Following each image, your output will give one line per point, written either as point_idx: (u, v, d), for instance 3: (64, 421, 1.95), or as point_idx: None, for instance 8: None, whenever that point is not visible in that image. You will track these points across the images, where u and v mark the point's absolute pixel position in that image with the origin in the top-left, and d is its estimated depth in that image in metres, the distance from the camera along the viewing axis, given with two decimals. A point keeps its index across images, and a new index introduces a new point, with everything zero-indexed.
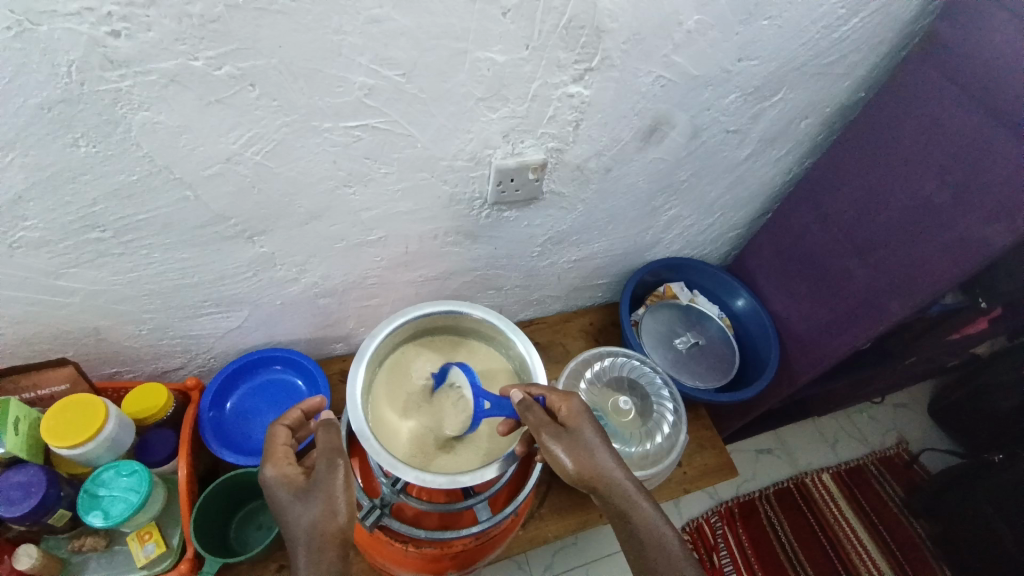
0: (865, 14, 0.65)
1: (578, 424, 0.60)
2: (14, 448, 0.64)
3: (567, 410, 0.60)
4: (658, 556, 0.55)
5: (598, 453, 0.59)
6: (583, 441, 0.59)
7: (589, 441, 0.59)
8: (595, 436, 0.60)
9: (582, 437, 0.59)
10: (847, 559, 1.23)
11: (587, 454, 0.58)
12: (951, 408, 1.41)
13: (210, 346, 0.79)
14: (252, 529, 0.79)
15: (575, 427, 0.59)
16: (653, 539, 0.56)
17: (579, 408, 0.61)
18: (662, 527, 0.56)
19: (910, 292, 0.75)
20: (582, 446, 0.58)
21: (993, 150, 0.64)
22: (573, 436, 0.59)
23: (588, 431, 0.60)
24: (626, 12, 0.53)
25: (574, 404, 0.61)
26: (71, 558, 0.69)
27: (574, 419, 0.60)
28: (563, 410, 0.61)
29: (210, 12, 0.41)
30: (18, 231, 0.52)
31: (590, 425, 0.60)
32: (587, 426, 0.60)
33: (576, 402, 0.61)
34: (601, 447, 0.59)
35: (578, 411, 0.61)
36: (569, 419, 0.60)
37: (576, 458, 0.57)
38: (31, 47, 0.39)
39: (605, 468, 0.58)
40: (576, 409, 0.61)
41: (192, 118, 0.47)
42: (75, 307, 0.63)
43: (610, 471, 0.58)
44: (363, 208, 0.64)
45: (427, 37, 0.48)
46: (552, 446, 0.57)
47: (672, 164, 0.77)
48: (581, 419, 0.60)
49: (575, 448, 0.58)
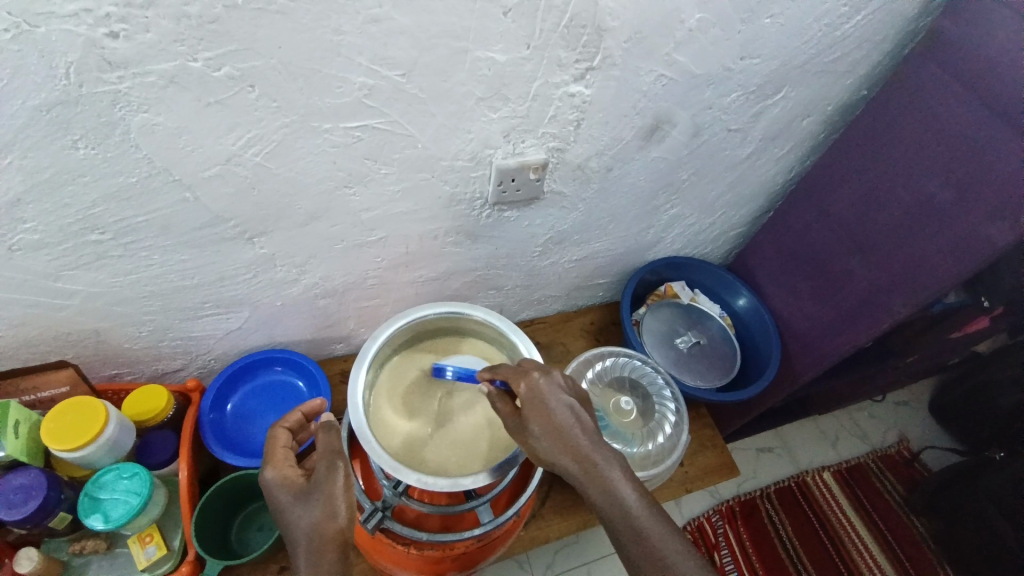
0: (867, 12, 0.65)
1: (537, 404, 0.56)
2: (13, 451, 0.64)
3: (522, 392, 0.57)
4: (630, 542, 0.51)
5: (559, 434, 0.55)
6: (547, 423, 0.55)
7: (551, 420, 0.55)
8: (560, 415, 0.56)
9: (544, 419, 0.55)
10: (848, 556, 1.23)
11: (550, 436, 0.55)
12: (952, 406, 1.40)
13: (210, 347, 0.79)
14: (254, 530, 0.79)
15: (529, 410, 0.56)
16: (627, 524, 0.52)
17: (538, 386, 0.57)
18: (637, 512, 0.52)
19: (913, 291, 0.75)
20: (544, 428, 0.55)
21: (996, 149, 0.63)
22: (533, 418, 0.56)
23: (548, 410, 0.56)
24: (627, 10, 0.53)
25: (531, 384, 0.57)
26: (72, 561, 0.69)
27: (528, 401, 0.56)
28: (521, 393, 0.57)
29: (208, 12, 0.41)
30: (17, 233, 0.51)
31: (550, 401, 0.56)
32: (547, 403, 0.56)
33: (533, 380, 0.58)
34: (565, 423, 0.55)
35: (537, 388, 0.57)
36: (525, 402, 0.56)
37: (541, 442, 0.55)
38: (29, 49, 0.39)
39: (574, 448, 0.55)
40: (536, 387, 0.57)
41: (192, 119, 0.47)
42: (74, 309, 0.63)
43: (574, 451, 0.54)
44: (363, 209, 0.63)
45: (426, 36, 0.48)
46: (517, 435, 0.57)
47: (673, 163, 0.76)
48: (541, 400, 0.56)
49: (535, 434, 0.55)
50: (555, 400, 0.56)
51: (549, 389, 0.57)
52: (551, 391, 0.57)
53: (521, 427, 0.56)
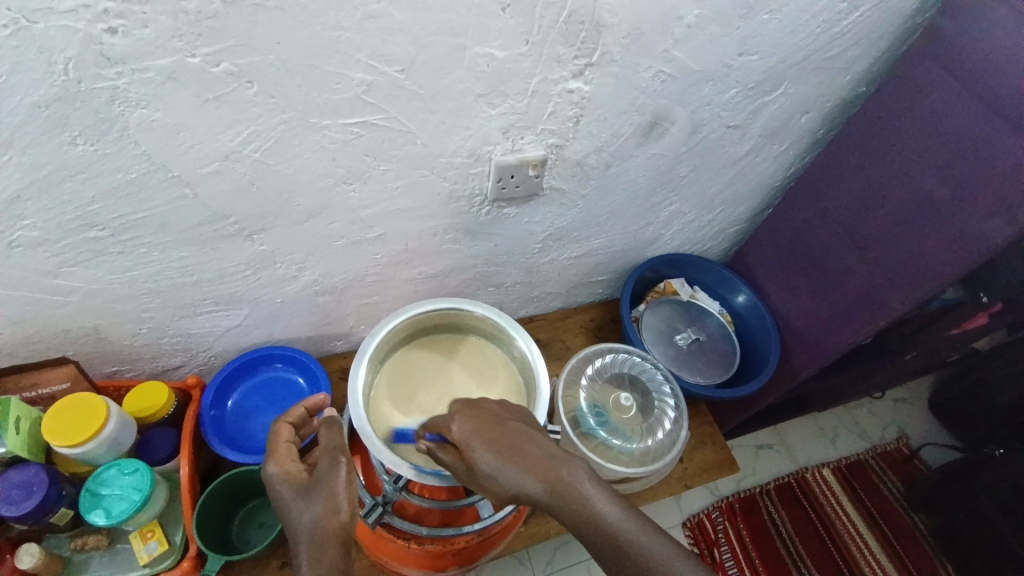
0: (865, 8, 0.65)
1: (480, 441, 0.52)
2: (14, 448, 0.64)
3: (458, 432, 0.53)
4: (616, 557, 0.51)
5: (517, 461, 0.52)
6: (498, 456, 0.51)
7: (504, 450, 0.52)
8: (512, 442, 0.53)
9: (494, 453, 0.52)
10: (846, 552, 1.24)
11: (510, 468, 0.51)
12: (952, 402, 1.40)
13: (210, 344, 0.79)
14: (254, 526, 0.79)
15: (474, 446, 0.52)
16: (613, 538, 0.51)
17: (475, 423, 0.54)
18: (620, 522, 0.51)
19: (911, 287, 0.75)
20: (499, 458, 0.51)
21: (993, 145, 0.63)
22: (483, 455, 0.51)
23: (497, 440, 0.52)
24: (625, 6, 0.53)
25: (466, 422, 0.54)
26: (72, 557, 0.69)
27: (469, 438, 0.52)
28: (458, 435, 0.53)
29: (205, 8, 0.41)
30: (16, 230, 0.52)
31: (495, 432, 0.53)
32: (491, 435, 0.53)
33: (467, 417, 0.54)
34: (520, 448, 0.52)
35: (476, 423, 0.54)
36: (467, 441, 0.52)
37: (502, 476, 0.51)
38: (26, 45, 0.39)
39: (539, 472, 0.52)
40: (473, 426, 0.53)
41: (190, 116, 0.47)
42: (74, 306, 0.63)
43: (536, 474, 0.51)
44: (362, 206, 0.63)
45: (424, 34, 0.48)
46: (471, 480, 0.52)
47: (672, 159, 0.76)
48: (484, 434, 0.53)
49: (489, 471, 0.51)
50: (499, 427, 0.54)
51: (488, 420, 0.54)
52: (492, 422, 0.54)
53: (473, 468, 0.52)
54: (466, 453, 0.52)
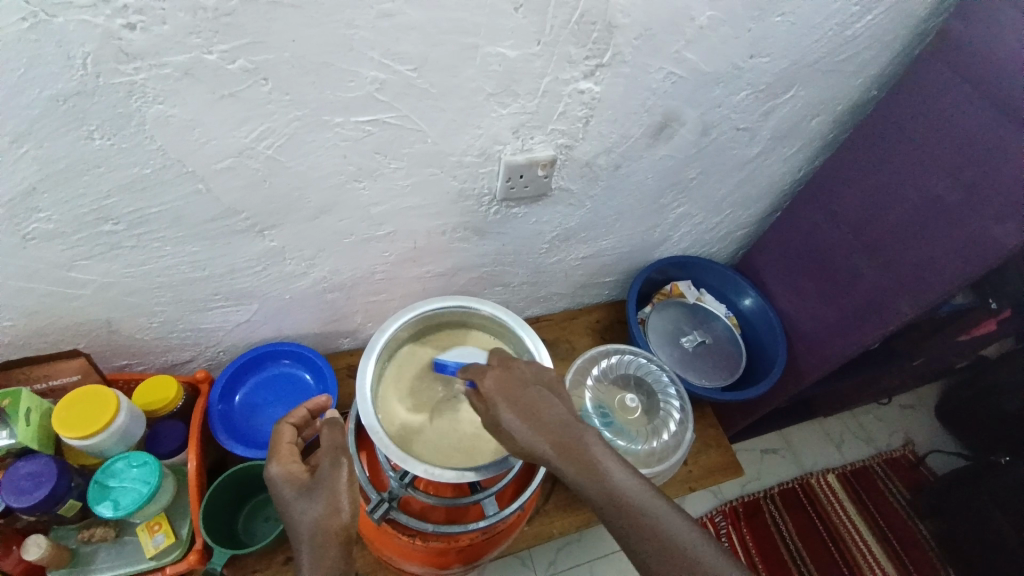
0: (878, 11, 0.65)
1: (506, 397, 0.54)
2: (24, 439, 0.65)
3: (488, 385, 0.55)
4: (623, 525, 0.50)
5: (535, 421, 0.53)
6: (520, 413, 0.53)
7: (525, 410, 0.53)
8: (536, 402, 0.54)
9: (516, 410, 0.53)
10: (851, 558, 1.23)
11: (529, 427, 0.52)
12: (959, 410, 1.40)
13: (219, 339, 0.79)
14: (260, 521, 0.79)
15: (499, 401, 0.53)
16: (621, 506, 0.50)
17: (505, 379, 0.55)
18: (629, 490, 0.51)
19: (920, 292, 0.74)
20: (520, 416, 0.53)
21: (1004, 150, 0.63)
22: (506, 410, 0.53)
23: (521, 401, 0.54)
24: (637, 7, 0.53)
25: (496, 378, 0.55)
26: (79, 549, 0.70)
27: (496, 393, 0.54)
28: (487, 387, 0.54)
29: (222, 5, 0.41)
30: (31, 223, 0.52)
31: (521, 391, 0.55)
32: (515, 394, 0.54)
33: (498, 372, 0.56)
34: (541, 410, 0.54)
35: (505, 379, 0.55)
36: (492, 395, 0.54)
37: (520, 433, 0.52)
38: (46, 39, 0.39)
39: (557, 435, 0.53)
40: (502, 382, 0.55)
41: (205, 112, 0.48)
42: (86, 299, 0.63)
43: (550, 436, 0.53)
44: (372, 204, 0.64)
45: (437, 32, 0.48)
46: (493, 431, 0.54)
47: (681, 161, 0.76)
48: (510, 392, 0.54)
49: (509, 425, 0.52)
50: (524, 388, 0.55)
51: (517, 379, 0.56)
52: (521, 381, 0.56)
53: (495, 421, 0.53)
54: (490, 406, 0.54)
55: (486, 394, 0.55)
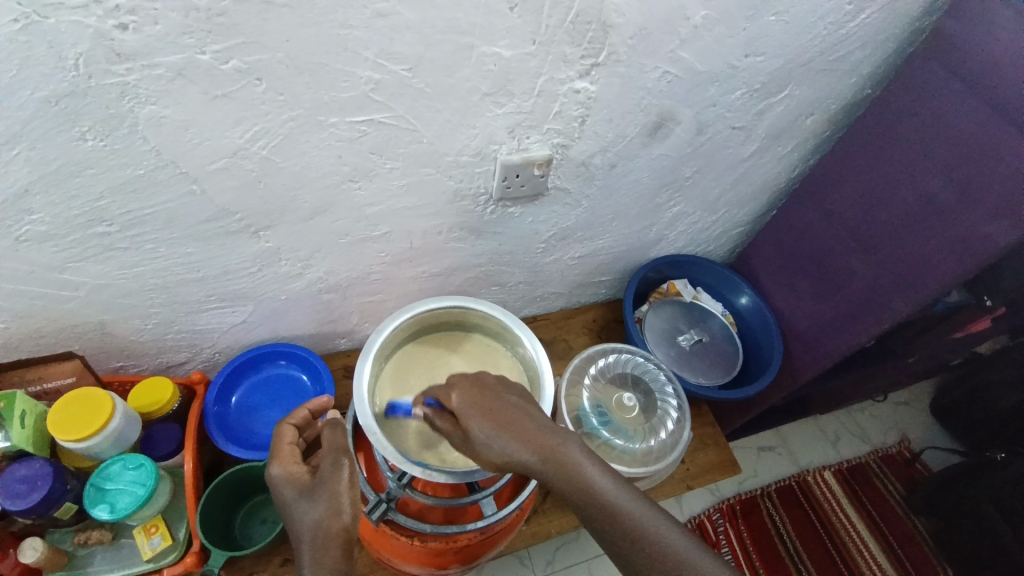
0: (871, 10, 0.65)
1: (476, 411, 0.53)
2: (19, 442, 0.64)
3: (457, 401, 0.54)
4: (608, 528, 0.50)
5: (512, 434, 0.52)
6: (492, 427, 0.52)
7: (498, 422, 0.52)
8: (507, 414, 0.53)
9: (488, 424, 0.52)
10: (847, 554, 1.23)
11: (502, 440, 0.51)
12: (954, 406, 1.40)
13: (215, 340, 0.79)
14: (257, 522, 0.79)
15: (471, 416, 0.52)
16: (604, 509, 0.50)
17: (474, 394, 0.54)
18: (610, 493, 0.51)
19: (914, 290, 0.75)
20: (493, 429, 0.52)
21: (998, 149, 0.63)
22: (478, 425, 0.52)
23: (494, 413, 0.53)
24: (632, 6, 0.53)
25: (464, 392, 0.54)
26: (75, 552, 0.69)
27: (467, 409, 0.53)
28: (455, 405, 0.54)
29: (216, 5, 0.41)
30: (24, 225, 0.52)
31: (492, 404, 0.53)
32: (487, 407, 0.53)
33: (466, 387, 0.55)
34: (515, 421, 0.53)
35: (475, 394, 0.54)
36: (464, 410, 0.53)
37: (494, 446, 0.51)
38: (37, 40, 0.39)
39: (532, 446, 0.52)
40: (471, 397, 0.54)
41: (199, 112, 0.47)
42: (80, 301, 0.63)
43: (529, 444, 0.52)
44: (368, 204, 0.64)
45: (431, 32, 0.48)
46: (466, 449, 0.53)
47: (677, 160, 0.76)
48: (480, 406, 0.53)
49: (484, 439, 0.51)
50: (497, 399, 0.54)
51: (487, 391, 0.55)
52: (491, 394, 0.55)
53: (468, 438, 0.52)
54: (462, 421, 0.52)
55: (456, 412, 0.54)
